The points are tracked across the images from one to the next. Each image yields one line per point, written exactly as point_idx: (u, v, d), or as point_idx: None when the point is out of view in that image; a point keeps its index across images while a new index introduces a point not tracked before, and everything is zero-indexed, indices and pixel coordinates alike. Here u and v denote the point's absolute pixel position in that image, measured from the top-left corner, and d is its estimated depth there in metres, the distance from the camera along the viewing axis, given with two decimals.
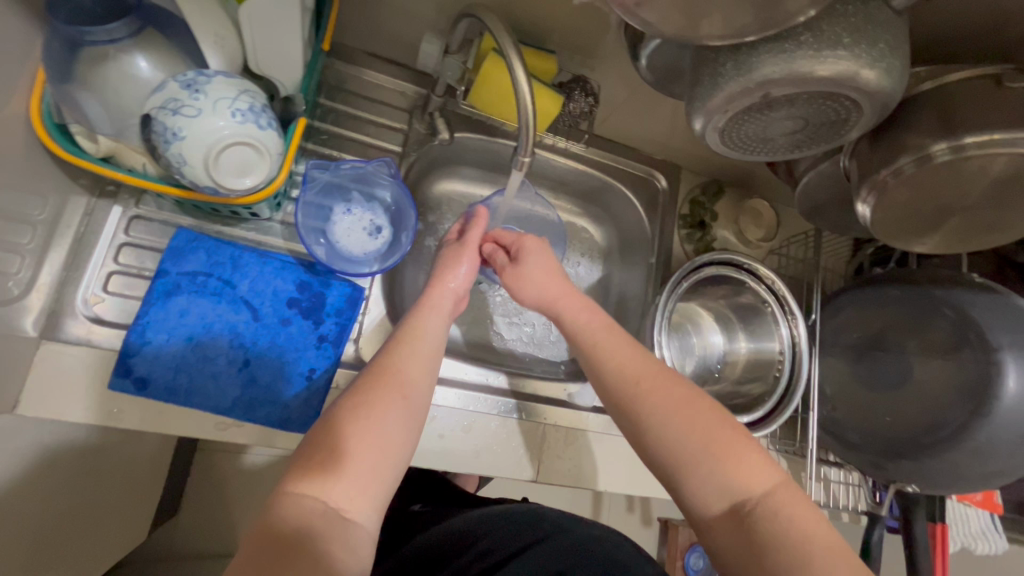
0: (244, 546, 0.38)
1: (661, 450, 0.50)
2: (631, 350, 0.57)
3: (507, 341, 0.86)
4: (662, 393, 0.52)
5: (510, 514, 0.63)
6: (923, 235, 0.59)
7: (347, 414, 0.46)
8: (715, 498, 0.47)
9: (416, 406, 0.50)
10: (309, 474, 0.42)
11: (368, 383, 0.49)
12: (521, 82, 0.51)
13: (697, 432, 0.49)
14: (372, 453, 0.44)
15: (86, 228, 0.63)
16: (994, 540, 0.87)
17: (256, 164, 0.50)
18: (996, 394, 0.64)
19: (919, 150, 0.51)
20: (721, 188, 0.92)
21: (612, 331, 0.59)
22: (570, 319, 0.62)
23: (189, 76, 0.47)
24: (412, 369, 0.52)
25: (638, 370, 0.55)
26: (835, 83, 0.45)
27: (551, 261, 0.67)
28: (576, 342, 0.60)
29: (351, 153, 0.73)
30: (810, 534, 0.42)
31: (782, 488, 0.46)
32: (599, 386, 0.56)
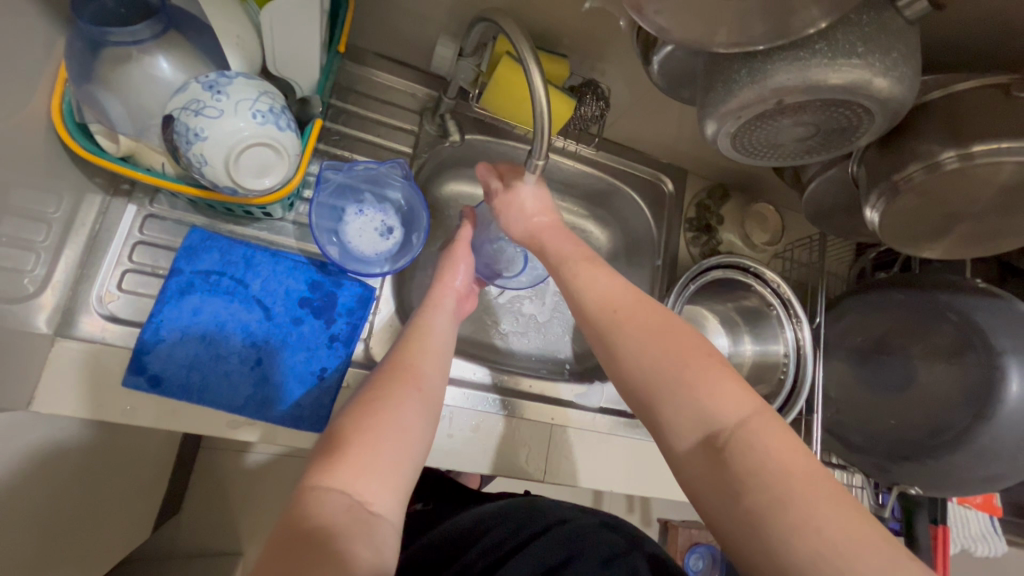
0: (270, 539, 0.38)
1: (637, 375, 0.49)
2: (610, 280, 0.56)
3: (515, 342, 0.87)
4: (640, 322, 0.51)
5: (509, 513, 0.65)
6: (933, 241, 0.60)
7: (365, 406, 0.48)
8: (689, 429, 0.45)
9: (430, 397, 0.53)
10: (333, 461, 0.43)
11: (383, 379, 0.52)
12: (537, 85, 0.52)
13: (672, 359, 0.48)
14: (394, 443, 0.46)
15: (101, 226, 0.63)
16: (993, 542, 0.89)
17: (276, 164, 0.50)
18: (999, 397, 0.65)
19: (928, 158, 0.52)
20: (726, 192, 0.93)
21: (591, 261, 0.58)
22: (554, 247, 0.62)
23: (212, 78, 0.47)
24: (427, 367, 0.55)
25: (617, 299, 0.54)
26: (848, 91, 0.46)
27: (542, 192, 0.65)
28: (557, 272, 0.60)
29: (363, 154, 0.74)
30: (786, 463, 0.40)
31: (756, 416, 0.43)
32: (580, 317, 0.55)
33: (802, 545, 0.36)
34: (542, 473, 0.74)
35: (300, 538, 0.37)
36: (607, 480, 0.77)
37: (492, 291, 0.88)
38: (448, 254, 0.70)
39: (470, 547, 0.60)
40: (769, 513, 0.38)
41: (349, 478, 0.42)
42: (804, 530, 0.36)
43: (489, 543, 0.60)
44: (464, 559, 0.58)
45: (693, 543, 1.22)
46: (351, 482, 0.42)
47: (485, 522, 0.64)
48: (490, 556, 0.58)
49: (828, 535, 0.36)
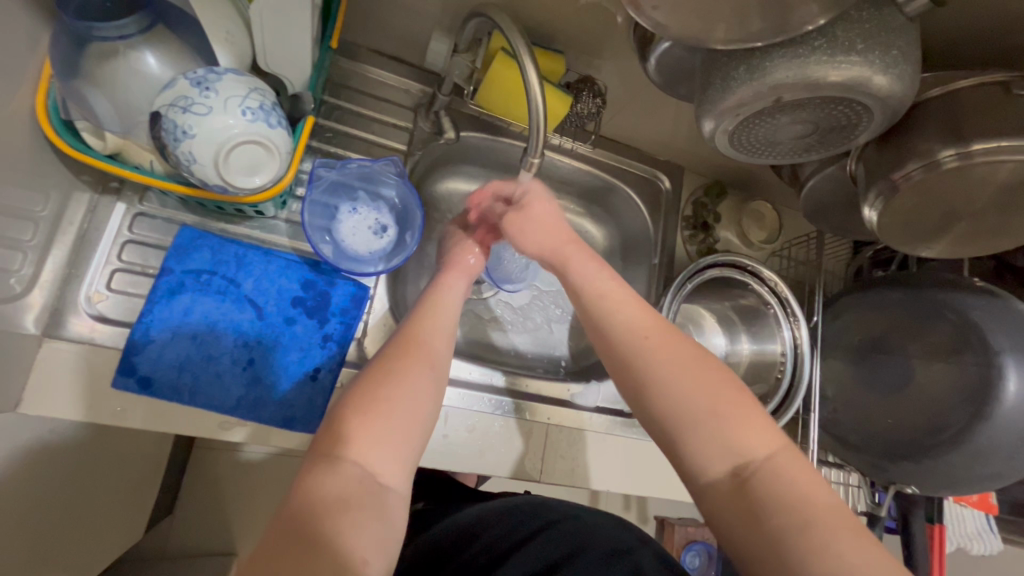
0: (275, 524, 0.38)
1: (663, 408, 0.47)
2: (639, 308, 0.53)
3: (513, 341, 0.86)
4: (670, 352, 0.49)
5: (510, 511, 0.64)
6: (932, 239, 0.59)
7: (380, 381, 0.46)
8: (716, 461, 0.44)
9: (441, 371, 0.51)
10: (343, 436, 0.42)
11: (397, 350, 0.50)
12: (533, 81, 0.51)
13: (704, 391, 0.46)
14: (404, 416, 0.45)
15: (89, 225, 0.62)
16: (989, 540, 0.89)
17: (266, 162, 0.49)
18: (996, 397, 0.65)
19: (926, 156, 0.52)
20: (723, 190, 0.92)
21: (620, 285, 0.56)
22: (576, 271, 0.58)
23: (199, 74, 0.46)
24: (439, 342, 0.53)
25: (646, 325, 0.52)
26: (847, 88, 0.46)
27: (557, 211, 0.65)
28: (578, 289, 0.57)
29: (356, 151, 0.73)
30: (812, 495, 0.41)
31: (782, 452, 0.44)
32: (601, 342, 0.53)
33: (823, 568, 0.37)
34: (538, 474, 0.74)
35: (298, 522, 0.38)
36: (605, 480, 0.77)
37: (485, 289, 0.86)
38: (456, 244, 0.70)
39: (470, 543, 0.60)
40: (790, 537, 0.39)
41: (362, 452, 0.42)
42: (826, 555, 0.37)
43: (490, 538, 0.60)
44: (467, 553, 0.58)
45: (690, 541, 1.20)
46: (360, 453, 0.42)
47: (486, 518, 0.63)
48: (492, 552, 0.58)
49: (850, 562, 0.37)
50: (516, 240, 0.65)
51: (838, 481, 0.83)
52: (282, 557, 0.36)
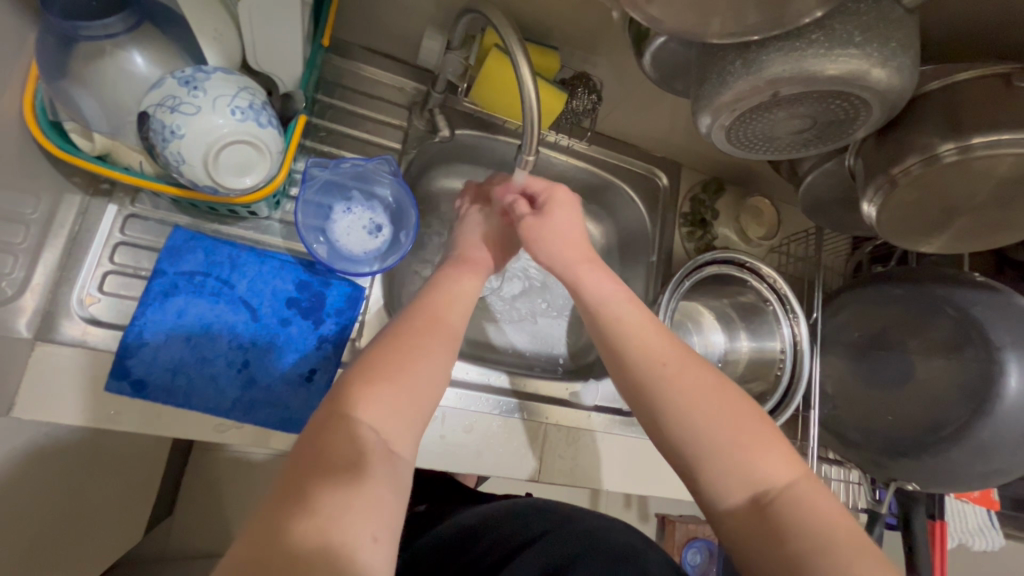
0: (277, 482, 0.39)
1: (682, 435, 0.48)
2: (655, 334, 0.53)
3: (513, 341, 0.86)
4: (689, 383, 0.49)
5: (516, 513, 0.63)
6: (930, 235, 0.59)
7: (396, 356, 0.46)
8: (736, 488, 0.45)
9: (455, 345, 0.51)
10: (351, 404, 0.43)
11: (410, 326, 0.50)
12: (526, 78, 0.50)
13: (725, 419, 0.47)
14: (417, 382, 0.46)
15: (81, 227, 0.62)
16: (991, 536, 0.88)
17: (256, 162, 0.49)
18: (997, 392, 0.64)
19: (926, 150, 0.51)
20: (721, 186, 0.91)
21: (635, 306, 0.55)
22: (591, 289, 0.57)
23: (187, 73, 0.46)
24: (453, 317, 0.53)
25: (663, 349, 0.52)
26: (845, 82, 0.45)
27: (578, 221, 0.61)
28: (596, 315, 0.55)
29: (351, 150, 0.72)
30: (834, 522, 0.41)
31: (805, 480, 0.44)
32: (616, 366, 0.53)
33: None
34: (536, 473, 0.73)
35: (299, 485, 0.38)
36: (604, 479, 0.77)
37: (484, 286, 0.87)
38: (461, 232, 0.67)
39: (475, 543, 0.60)
40: (808, 558, 0.39)
41: (376, 414, 0.43)
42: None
43: (495, 537, 0.60)
44: (473, 552, 0.58)
45: (692, 537, 1.20)
46: (370, 419, 0.42)
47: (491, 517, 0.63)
48: (498, 550, 0.58)
49: None
50: (536, 248, 0.60)
51: (839, 478, 0.82)
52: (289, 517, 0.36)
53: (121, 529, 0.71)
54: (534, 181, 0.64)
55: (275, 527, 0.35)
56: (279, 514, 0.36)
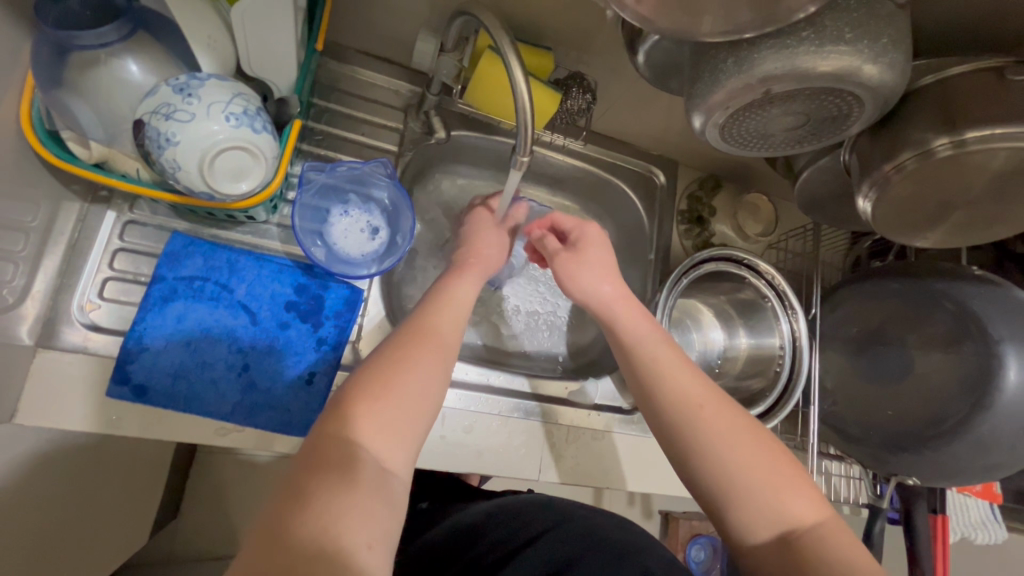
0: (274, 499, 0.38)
1: (712, 473, 0.49)
2: (690, 373, 0.54)
3: (518, 340, 0.87)
4: (723, 424, 0.50)
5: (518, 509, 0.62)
6: (926, 229, 0.59)
7: (387, 369, 0.46)
8: (763, 525, 0.46)
9: (450, 358, 0.51)
10: (349, 417, 0.42)
11: (406, 338, 0.50)
12: (518, 78, 0.50)
13: (756, 459, 0.48)
14: (411, 398, 0.45)
15: (80, 234, 0.62)
16: (994, 530, 0.88)
17: (252, 168, 0.49)
18: (997, 386, 0.64)
19: (921, 145, 0.51)
20: (718, 183, 0.92)
21: (670, 346, 0.57)
22: (626, 324, 0.58)
23: (182, 80, 0.46)
24: (449, 331, 0.53)
25: (697, 389, 0.53)
26: (837, 78, 0.45)
27: (610, 257, 0.64)
28: (631, 353, 0.57)
29: (347, 153, 0.72)
30: (858, 562, 0.43)
31: (829, 520, 0.46)
32: (648, 403, 0.54)
33: None
34: (536, 473, 0.73)
35: (302, 493, 0.38)
36: (605, 478, 0.77)
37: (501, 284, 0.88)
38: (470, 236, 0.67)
39: (478, 540, 0.59)
40: None
41: (369, 429, 0.42)
42: None
43: (498, 535, 0.60)
44: (475, 551, 0.58)
45: (694, 534, 1.23)
46: (367, 433, 0.42)
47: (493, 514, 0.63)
48: (501, 550, 0.58)
49: None
50: (568, 282, 0.63)
51: (840, 473, 0.84)
52: (288, 530, 0.36)
53: (126, 532, 0.71)
54: (566, 220, 0.67)
55: (280, 538, 0.35)
56: (285, 523, 0.36)
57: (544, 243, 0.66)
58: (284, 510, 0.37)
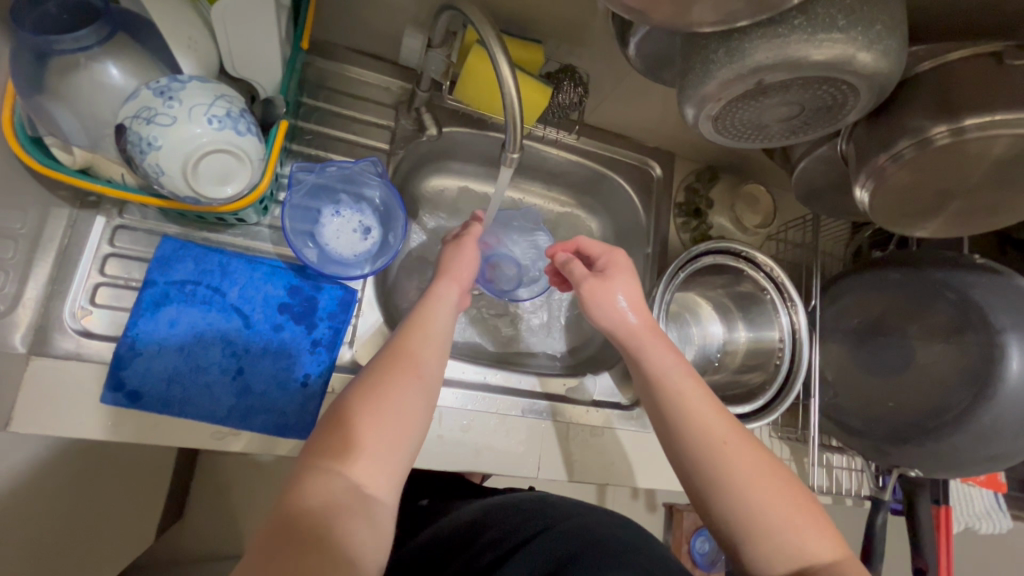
0: (260, 534, 0.39)
1: (734, 511, 0.49)
2: (714, 408, 0.54)
3: (531, 343, 0.86)
4: (747, 463, 0.50)
5: (515, 509, 0.61)
6: (925, 218, 0.58)
7: (363, 403, 0.46)
8: (781, 562, 0.46)
9: (430, 385, 0.50)
10: (335, 447, 0.43)
11: (386, 360, 0.50)
12: (505, 74, 0.49)
13: (780, 498, 0.48)
14: (390, 431, 0.45)
15: (71, 240, 0.62)
16: (999, 519, 0.87)
17: (237, 171, 0.48)
18: (998, 376, 0.63)
19: (918, 133, 0.50)
20: (715, 174, 0.90)
21: (693, 378, 0.57)
22: (650, 356, 0.58)
23: (162, 83, 0.45)
24: (429, 355, 0.51)
25: (720, 426, 0.53)
26: (831, 67, 0.44)
27: (638, 286, 0.63)
28: (656, 386, 0.57)
29: (338, 152, 0.72)
30: None
31: (847, 559, 0.46)
32: (671, 440, 0.55)
33: None
34: (535, 471, 0.73)
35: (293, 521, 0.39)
36: (605, 475, 0.76)
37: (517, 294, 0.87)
38: (454, 251, 0.65)
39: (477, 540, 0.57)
40: None
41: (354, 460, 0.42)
42: None
43: (495, 535, 0.57)
44: (471, 549, 0.56)
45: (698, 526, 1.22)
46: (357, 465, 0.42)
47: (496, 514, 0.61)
48: (498, 548, 0.55)
49: None
50: (594, 308, 0.62)
51: (841, 465, 0.84)
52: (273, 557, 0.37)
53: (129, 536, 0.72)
54: (592, 246, 0.66)
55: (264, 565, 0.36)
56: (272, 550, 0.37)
57: (570, 267, 0.65)
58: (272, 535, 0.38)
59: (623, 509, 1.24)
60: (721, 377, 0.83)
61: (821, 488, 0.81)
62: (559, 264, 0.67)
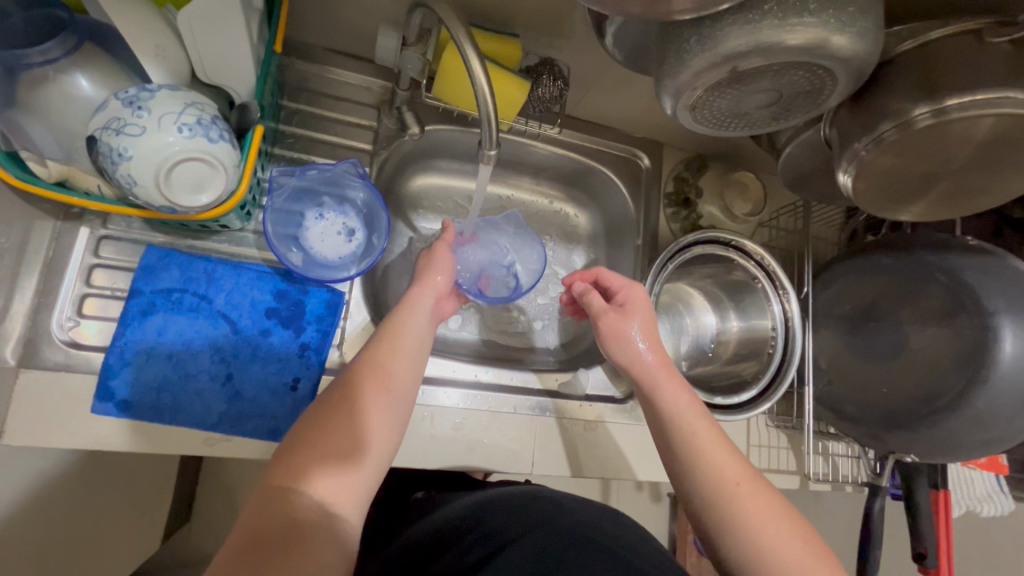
0: (227, 551, 0.41)
1: (745, 551, 0.49)
2: (727, 450, 0.55)
3: (546, 340, 0.87)
4: (759, 506, 0.51)
5: (507, 504, 0.59)
6: (911, 201, 0.57)
7: (326, 420, 0.48)
8: None
9: (399, 399, 0.53)
10: (291, 469, 0.45)
11: (349, 380, 0.52)
12: (477, 71, 0.49)
13: (789, 541, 0.49)
14: (348, 447, 0.47)
15: (55, 253, 0.62)
16: (1001, 501, 0.86)
17: (212, 179, 0.48)
18: (992, 359, 0.62)
19: (899, 115, 0.49)
20: (704, 162, 0.89)
21: (706, 418, 0.58)
22: (665, 392, 0.60)
23: (131, 93, 0.45)
24: (396, 367, 0.54)
25: (733, 468, 0.54)
26: (805, 52, 0.43)
27: (652, 319, 0.66)
28: (668, 424, 0.59)
29: (321, 155, 0.72)
30: None
31: None
32: (685, 479, 0.55)
33: None
34: (529, 466, 0.73)
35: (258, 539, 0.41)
36: (600, 468, 0.75)
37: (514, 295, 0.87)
38: (430, 256, 0.66)
39: (464, 537, 0.54)
40: None
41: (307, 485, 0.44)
42: None
43: (485, 531, 0.55)
44: (462, 545, 0.53)
45: None
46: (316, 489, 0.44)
47: (485, 512, 0.58)
48: (489, 543, 0.53)
49: None
50: (613, 341, 0.65)
51: (838, 451, 0.84)
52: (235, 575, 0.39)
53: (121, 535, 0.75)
54: (612, 278, 0.69)
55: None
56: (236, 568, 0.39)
57: (589, 299, 0.68)
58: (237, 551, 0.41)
59: (627, 501, 1.24)
60: (714, 367, 0.83)
61: (817, 475, 0.80)
62: (577, 295, 0.70)
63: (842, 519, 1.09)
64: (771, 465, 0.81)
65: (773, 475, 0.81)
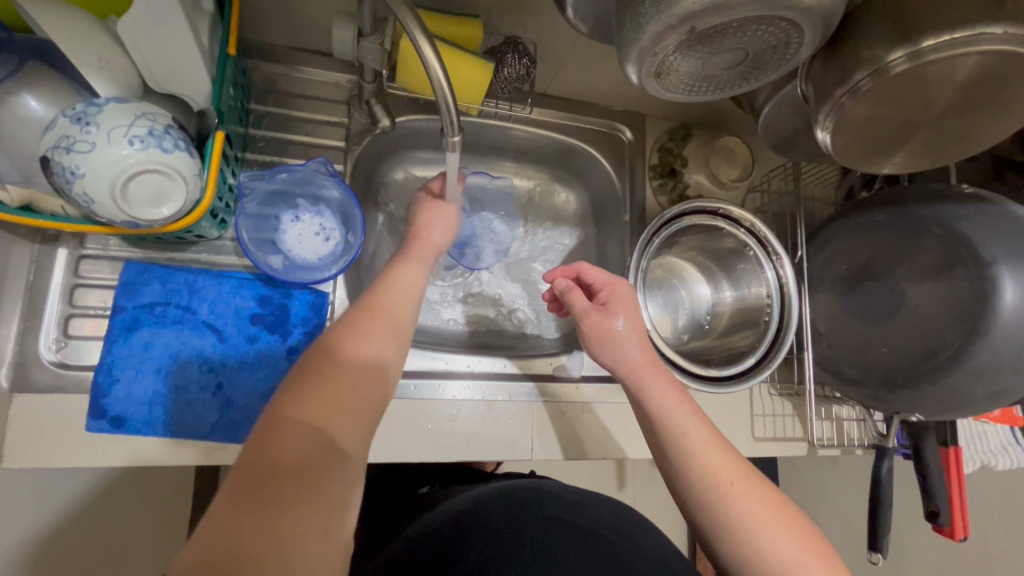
0: (232, 481, 0.34)
1: (743, 549, 0.49)
2: (718, 448, 0.55)
3: (522, 323, 0.85)
4: (756, 504, 0.50)
5: (507, 494, 0.57)
6: (893, 151, 0.55)
7: (337, 349, 0.44)
8: None
9: (406, 338, 0.50)
10: (299, 396, 0.39)
11: (353, 317, 0.48)
12: (431, 59, 0.46)
13: (786, 539, 0.48)
14: (364, 379, 0.43)
15: (36, 277, 0.62)
16: (1016, 454, 0.84)
17: (172, 190, 0.48)
18: (993, 310, 0.60)
19: (873, 63, 0.46)
20: (689, 131, 0.86)
21: (698, 418, 0.58)
22: (655, 394, 0.59)
23: (79, 109, 0.45)
24: (400, 306, 0.52)
25: (728, 466, 0.53)
26: (764, 6, 0.41)
27: (638, 315, 0.65)
28: (660, 427, 0.58)
29: (294, 156, 0.71)
30: None
31: None
32: (683, 480, 0.54)
33: None
34: (528, 453, 0.72)
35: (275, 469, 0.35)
36: (601, 449, 0.75)
37: (499, 283, 0.86)
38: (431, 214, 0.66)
39: (467, 531, 0.52)
40: None
41: (320, 414, 0.39)
42: None
43: (479, 525, 0.53)
44: (457, 540, 0.51)
45: None
46: (347, 420, 0.40)
47: (488, 504, 0.55)
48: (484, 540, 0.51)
49: None
50: (600, 345, 0.64)
51: (845, 416, 0.82)
52: (248, 519, 0.32)
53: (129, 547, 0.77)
54: (594, 274, 0.67)
55: (245, 526, 0.32)
56: (251, 503, 0.33)
57: (570, 296, 0.66)
58: (252, 476, 0.34)
59: (641, 480, 1.24)
60: (710, 340, 0.82)
61: (823, 440, 0.79)
62: (558, 292, 0.68)
63: (857, 482, 1.08)
64: (777, 434, 0.80)
65: (779, 444, 0.80)
